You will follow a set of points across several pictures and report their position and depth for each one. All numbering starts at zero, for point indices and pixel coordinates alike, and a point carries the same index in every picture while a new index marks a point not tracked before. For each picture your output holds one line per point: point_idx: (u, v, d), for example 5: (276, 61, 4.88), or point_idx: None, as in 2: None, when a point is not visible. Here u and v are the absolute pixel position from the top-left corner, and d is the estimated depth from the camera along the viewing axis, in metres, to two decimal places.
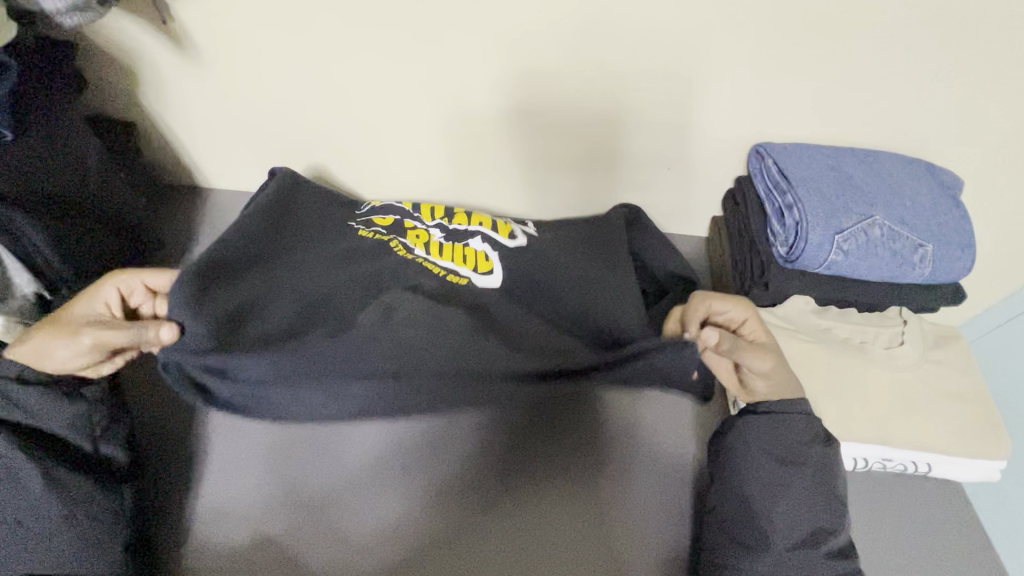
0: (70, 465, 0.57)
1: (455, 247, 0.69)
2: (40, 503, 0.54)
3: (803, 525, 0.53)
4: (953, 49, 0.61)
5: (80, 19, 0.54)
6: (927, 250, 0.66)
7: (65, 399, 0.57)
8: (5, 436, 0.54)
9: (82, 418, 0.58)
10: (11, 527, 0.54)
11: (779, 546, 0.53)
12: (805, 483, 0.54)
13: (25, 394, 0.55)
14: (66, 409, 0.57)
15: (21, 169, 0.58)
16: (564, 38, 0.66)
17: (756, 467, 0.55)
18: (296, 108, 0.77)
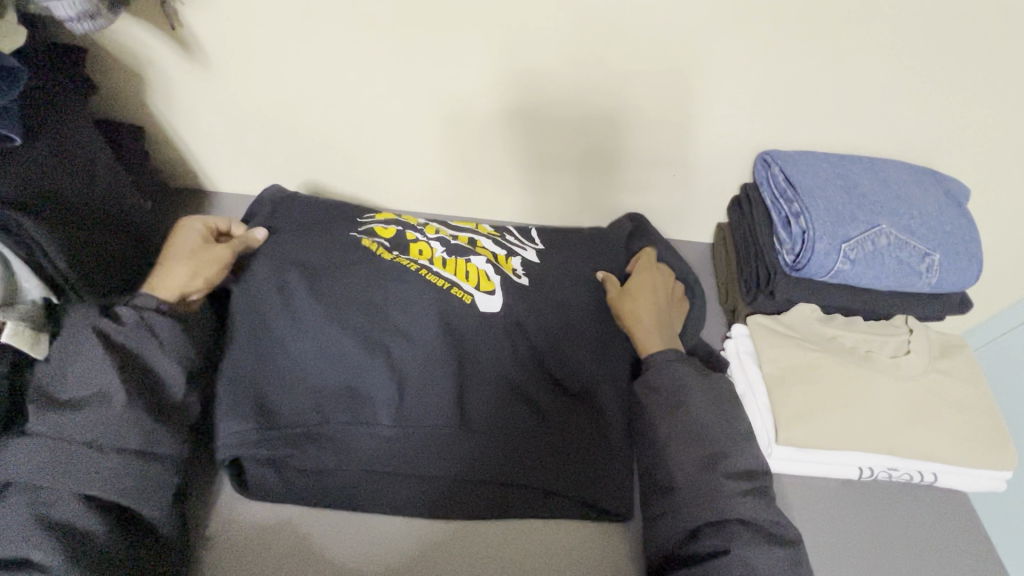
0: (161, 406, 0.57)
1: (459, 262, 0.70)
2: (128, 427, 0.54)
3: (694, 443, 0.59)
4: (960, 58, 0.62)
5: (91, 26, 0.54)
6: (934, 259, 0.66)
7: (172, 340, 0.59)
8: (107, 356, 0.55)
9: (186, 363, 0.60)
10: (83, 449, 0.53)
11: (689, 473, 0.58)
12: (699, 407, 0.61)
13: (136, 326, 0.58)
14: (177, 345, 0.59)
15: (30, 174, 0.58)
16: (573, 43, 0.66)
17: (653, 401, 0.63)
18: (303, 113, 0.77)
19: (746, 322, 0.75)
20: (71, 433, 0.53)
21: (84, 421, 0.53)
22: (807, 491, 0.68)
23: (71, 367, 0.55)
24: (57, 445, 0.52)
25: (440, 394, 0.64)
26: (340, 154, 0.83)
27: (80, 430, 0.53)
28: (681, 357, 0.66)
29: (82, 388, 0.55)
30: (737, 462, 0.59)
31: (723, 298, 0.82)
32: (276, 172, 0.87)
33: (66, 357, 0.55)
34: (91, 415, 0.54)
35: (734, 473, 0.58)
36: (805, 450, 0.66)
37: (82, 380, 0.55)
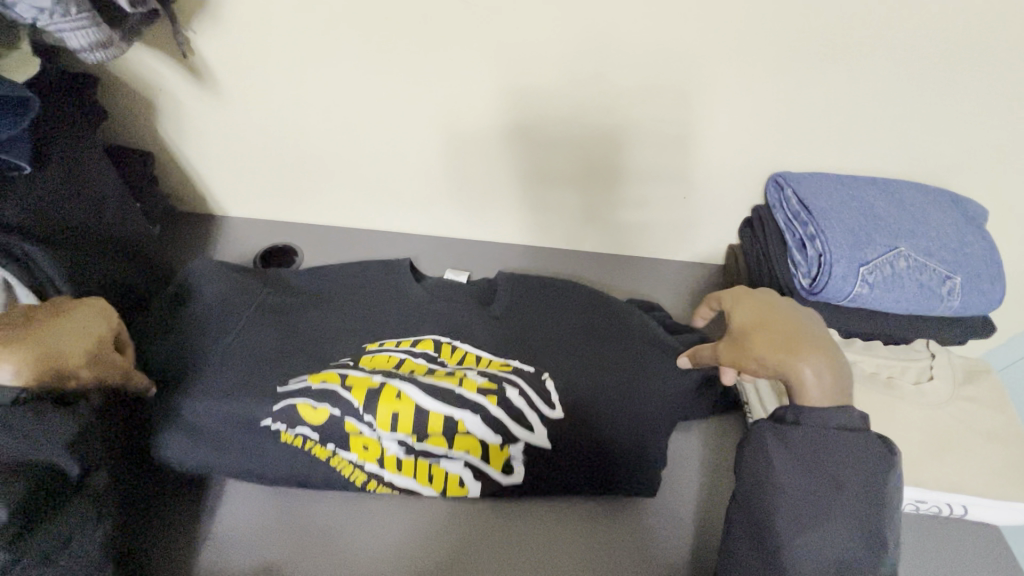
0: (45, 514, 0.47)
1: (469, 356, 0.65)
2: (18, 550, 0.45)
3: (842, 545, 0.46)
4: (972, 78, 0.61)
5: (104, 56, 0.55)
6: (955, 282, 0.64)
7: (44, 426, 0.48)
8: None
9: (66, 438, 0.49)
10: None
11: (808, 571, 0.46)
12: (847, 491, 0.47)
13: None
14: (46, 426, 0.48)
15: (39, 203, 0.58)
16: (580, 67, 0.66)
17: (787, 464, 0.49)
18: (311, 137, 0.78)
19: None
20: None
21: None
22: None
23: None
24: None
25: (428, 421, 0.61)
26: (347, 178, 0.83)
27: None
28: (833, 409, 0.51)
29: None
30: (881, 570, 0.46)
31: None
32: (284, 196, 0.87)
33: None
34: None
35: (862, 575, 0.46)
36: None
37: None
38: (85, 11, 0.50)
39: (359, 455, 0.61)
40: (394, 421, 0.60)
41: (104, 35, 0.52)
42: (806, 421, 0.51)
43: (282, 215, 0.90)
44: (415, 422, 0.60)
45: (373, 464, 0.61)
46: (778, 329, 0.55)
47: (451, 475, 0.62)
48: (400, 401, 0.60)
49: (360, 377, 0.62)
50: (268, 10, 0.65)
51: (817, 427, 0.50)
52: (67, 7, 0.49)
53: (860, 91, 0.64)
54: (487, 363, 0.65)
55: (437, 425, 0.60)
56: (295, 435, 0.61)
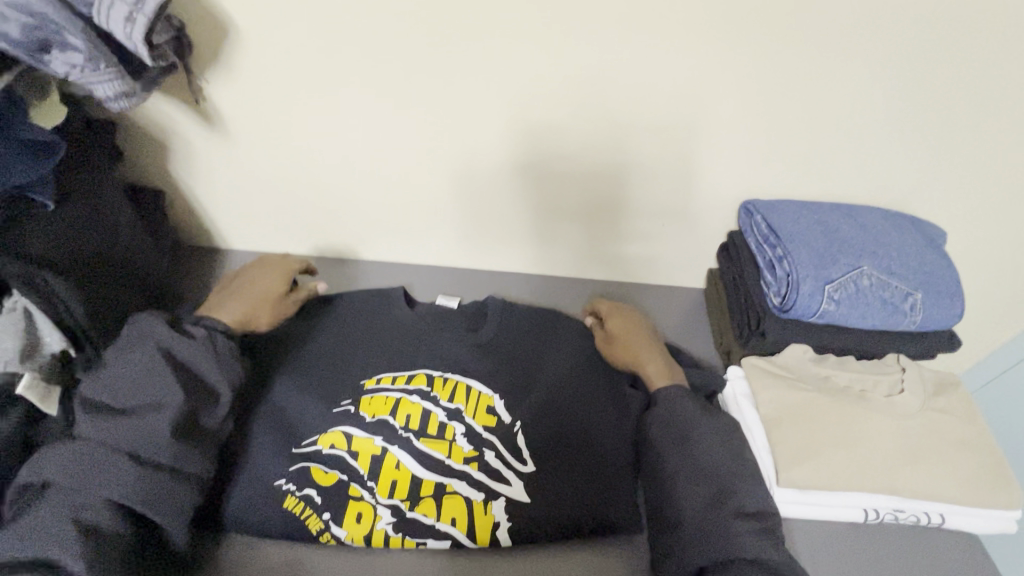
0: (196, 428, 0.60)
1: (461, 395, 0.70)
2: (162, 443, 0.57)
3: (713, 492, 0.59)
4: (915, 111, 0.68)
5: (127, 105, 0.60)
6: (916, 298, 0.68)
7: (225, 360, 0.64)
8: (166, 367, 0.60)
9: (233, 381, 0.64)
10: (115, 454, 0.56)
11: (693, 516, 0.59)
12: (706, 447, 0.62)
13: (200, 339, 0.64)
14: (223, 364, 0.64)
15: (64, 238, 0.63)
16: (561, 106, 0.72)
17: (657, 433, 0.65)
18: (314, 174, 0.83)
19: (740, 363, 0.77)
20: (110, 439, 0.56)
21: (120, 432, 0.57)
22: (814, 537, 0.66)
23: (119, 376, 0.60)
24: (97, 450, 0.56)
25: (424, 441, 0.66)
26: (346, 211, 0.88)
27: (114, 438, 0.56)
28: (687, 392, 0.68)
29: (143, 394, 0.59)
30: (746, 502, 0.59)
31: (718, 342, 0.85)
32: (287, 229, 0.92)
33: (115, 371, 0.60)
34: (136, 423, 0.57)
35: (744, 512, 0.58)
36: (806, 492, 0.66)
37: (130, 392, 0.59)
38: (112, 66, 0.55)
39: (350, 527, 0.62)
40: (393, 487, 0.64)
41: (128, 86, 0.58)
42: (668, 400, 0.67)
43: (284, 247, 0.95)
44: (410, 487, 0.64)
45: (364, 534, 0.62)
46: (630, 331, 0.78)
47: (459, 502, 0.63)
48: (399, 470, 0.65)
49: (364, 441, 0.66)
50: (275, 60, 0.71)
51: (675, 400, 0.67)
52: (98, 62, 0.54)
53: (817, 124, 0.70)
54: (476, 401, 0.69)
55: (429, 489, 0.64)
56: (296, 497, 0.64)
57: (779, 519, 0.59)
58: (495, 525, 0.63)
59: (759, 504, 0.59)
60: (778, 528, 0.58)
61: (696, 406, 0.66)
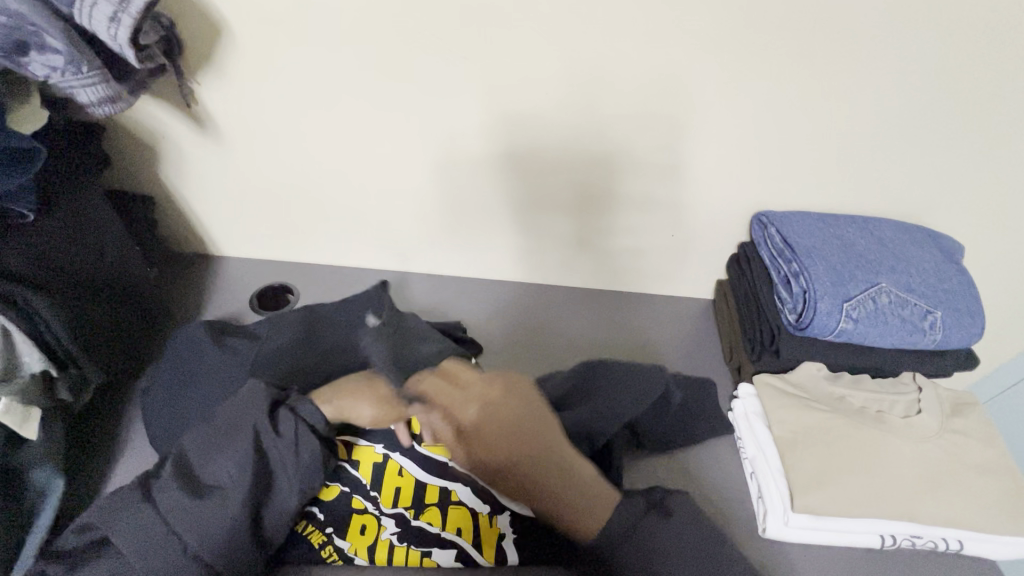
0: (258, 533, 0.52)
1: None
2: (210, 541, 0.49)
3: None
4: (935, 123, 0.66)
5: (111, 109, 0.57)
6: (936, 317, 0.66)
7: (309, 461, 0.53)
8: (249, 463, 0.51)
9: (309, 481, 0.53)
10: (175, 544, 0.49)
11: None
12: (660, 529, 0.53)
13: (288, 437, 0.53)
14: (300, 469, 0.53)
15: (40, 249, 0.59)
16: (569, 112, 0.70)
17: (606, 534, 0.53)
18: (312, 180, 0.80)
19: (751, 380, 0.74)
20: (175, 524, 0.49)
21: (194, 520, 0.49)
22: (830, 566, 0.64)
23: (218, 454, 0.52)
24: (159, 532, 0.49)
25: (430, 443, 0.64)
26: (346, 218, 0.85)
27: (182, 523, 0.49)
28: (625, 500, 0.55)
29: (217, 483, 0.51)
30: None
31: (727, 356, 0.82)
32: (283, 234, 0.88)
33: (221, 443, 0.53)
34: (163, 521, 0.49)
35: None
36: (822, 519, 0.63)
37: (220, 473, 0.52)
38: (95, 69, 0.52)
39: (353, 539, 0.60)
40: (396, 495, 0.61)
41: (114, 90, 0.55)
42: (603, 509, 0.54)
43: (280, 254, 0.91)
44: (415, 495, 0.61)
45: (368, 546, 0.59)
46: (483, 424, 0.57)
47: (463, 512, 0.60)
48: (403, 477, 0.62)
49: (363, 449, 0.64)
50: (272, 62, 0.68)
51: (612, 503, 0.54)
52: (79, 65, 0.51)
53: (835, 134, 0.68)
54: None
55: (434, 497, 0.61)
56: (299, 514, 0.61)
57: None
58: (500, 536, 0.60)
59: None
60: None
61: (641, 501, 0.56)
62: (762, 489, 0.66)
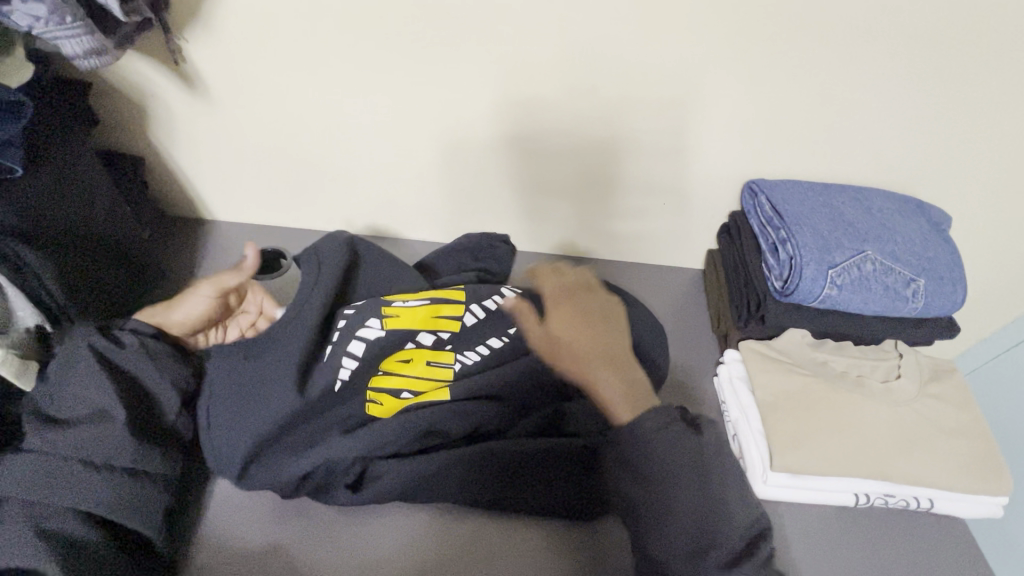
0: (151, 429, 0.59)
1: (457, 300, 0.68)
2: (111, 445, 0.55)
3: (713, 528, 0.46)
4: (931, 93, 0.65)
5: (97, 62, 0.56)
6: (919, 285, 0.67)
7: (168, 364, 0.61)
8: (106, 376, 0.57)
9: (177, 381, 0.61)
10: (75, 464, 0.54)
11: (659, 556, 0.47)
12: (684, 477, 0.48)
13: (135, 347, 0.59)
14: (168, 368, 0.60)
15: (28, 204, 0.59)
16: (560, 77, 0.68)
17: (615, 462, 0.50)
18: (302, 144, 0.80)
19: (737, 346, 0.76)
20: (65, 450, 0.54)
21: (79, 438, 0.54)
22: (806, 523, 0.66)
23: (66, 385, 0.56)
24: (52, 459, 0.53)
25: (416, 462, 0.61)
26: (336, 184, 0.84)
27: (67, 446, 0.54)
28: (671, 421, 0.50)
29: (80, 406, 0.56)
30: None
31: (715, 324, 0.83)
32: (273, 198, 0.88)
33: (61, 377, 0.57)
34: (53, 446, 0.54)
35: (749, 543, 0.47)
36: (800, 477, 0.65)
37: (74, 400, 0.56)
38: (80, 20, 0.51)
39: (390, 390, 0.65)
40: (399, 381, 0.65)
41: (99, 42, 0.54)
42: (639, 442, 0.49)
43: (270, 220, 0.91)
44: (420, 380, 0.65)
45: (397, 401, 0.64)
46: (592, 303, 0.57)
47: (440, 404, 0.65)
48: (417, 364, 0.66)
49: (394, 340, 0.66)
50: (259, 19, 0.67)
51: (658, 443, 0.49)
52: (63, 15, 0.50)
53: (829, 103, 0.67)
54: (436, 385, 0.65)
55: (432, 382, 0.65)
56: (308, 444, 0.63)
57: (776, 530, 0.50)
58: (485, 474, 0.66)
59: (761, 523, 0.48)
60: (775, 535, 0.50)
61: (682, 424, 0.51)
62: (743, 449, 0.69)
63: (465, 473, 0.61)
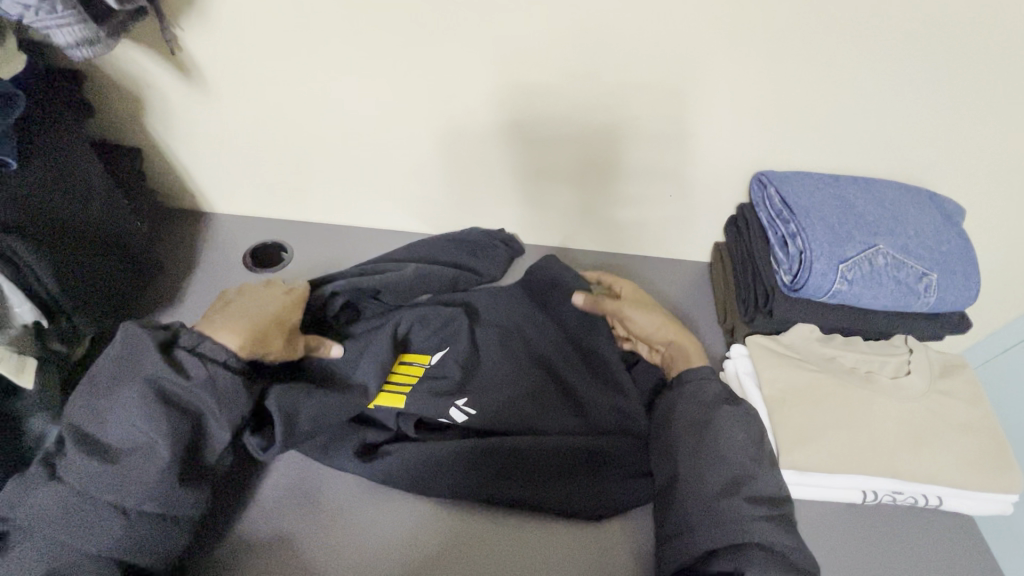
0: (192, 467, 0.55)
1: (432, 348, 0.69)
2: (145, 492, 0.52)
3: (736, 474, 0.57)
4: (949, 81, 0.63)
5: (90, 53, 0.55)
6: (932, 279, 0.66)
7: (230, 399, 0.55)
8: (154, 413, 0.52)
9: (235, 421, 0.55)
10: (101, 502, 0.51)
11: (702, 494, 0.56)
12: (726, 429, 0.60)
13: (197, 380, 0.54)
14: (229, 406, 0.55)
15: (23, 195, 0.58)
16: (565, 65, 0.67)
17: (677, 421, 0.62)
18: (302, 134, 0.78)
19: (744, 341, 0.75)
20: (95, 488, 0.51)
21: (107, 478, 0.51)
22: (812, 519, 0.66)
23: (118, 410, 0.53)
24: (76, 496, 0.51)
25: (419, 457, 0.62)
26: (337, 174, 0.83)
27: (102, 486, 0.51)
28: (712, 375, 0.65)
29: (123, 436, 0.52)
30: (759, 487, 0.56)
31: (722, 319, 0.82)
32: (273, 190, 0.86)
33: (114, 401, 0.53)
34: (80, 485, 0.51)
35: (755, 498, 0.56)
36: (807, 474, 0.65)
37: (123, 431, 0.52)
38: (70, 8, 0.50)
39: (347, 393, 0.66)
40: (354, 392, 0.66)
41: (91, 32, 0.53)
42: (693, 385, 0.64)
43: (271, 212, 0.90)
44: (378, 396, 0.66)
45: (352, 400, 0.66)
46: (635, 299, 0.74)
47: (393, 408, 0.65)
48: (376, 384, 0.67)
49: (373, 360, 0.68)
50: (255, 6, 0.65)
51: (700, 386, 0.63)
52: (53, 4, 0.49)
53: (843, 92, 0.65)
54: (406, 374, 0.68)
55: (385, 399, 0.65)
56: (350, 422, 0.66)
57: (791, 508, 0.57)
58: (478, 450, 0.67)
59: (778, 495, 0.57)
60: (790, 512, 0.56)
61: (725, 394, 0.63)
62: None
63: (467, 467, 0.62)
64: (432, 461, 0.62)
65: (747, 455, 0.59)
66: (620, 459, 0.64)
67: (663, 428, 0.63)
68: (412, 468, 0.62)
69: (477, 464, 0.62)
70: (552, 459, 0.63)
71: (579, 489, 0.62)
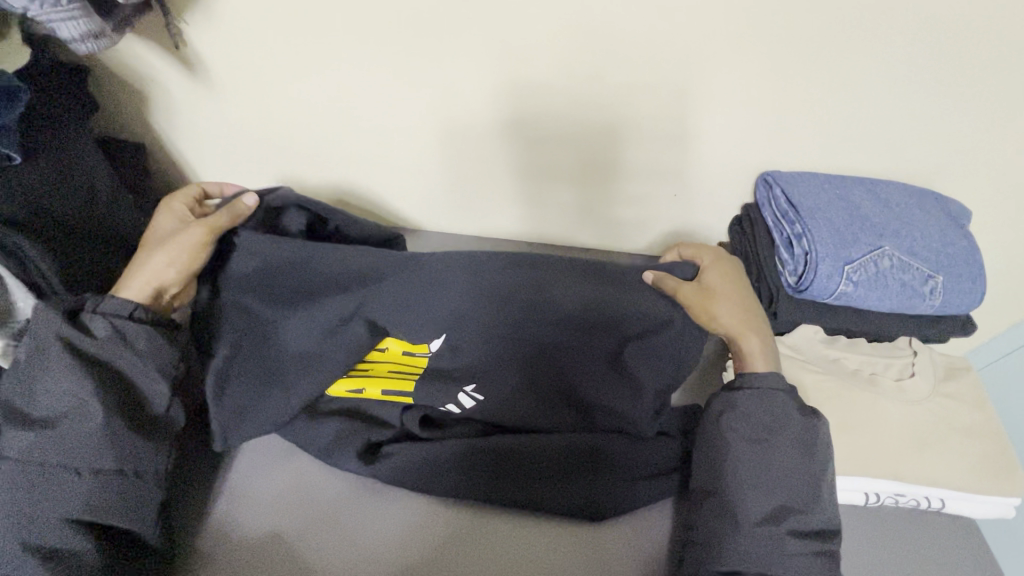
0: (139, 420, 0.57)
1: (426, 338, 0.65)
2: (95, 448, 0.54)
3: (786, 504, 0.55)
4: (957, 83, 0.62)
5: (95, 47, 0.55)
6: (937, 282, 0.65)
7: (153, 352, 0.58)
8: (81, 373, 0.54)
9: (166, 370, 0.58)
10: (56, 467, 0.53)
11: (746, 521, 0.54)
12: (783, 453, 0.56)
13: (108, 338, 0.56)
14: (153, 356, 0.58)
15: (24, 191, 0.59)
16: (569, 63, 0.66)
17: (733, 438, 0.57)
18: (305, 129, 0.78)
19: None
20: (43, 452, 0.53)
21: (58, 443, 0.53)
22: None
23: (41, 379, 0.54)
24: (28, 467, 0.53)
25: (434, 463, 0.63)
26: (340, 170, 0.83)
27: (50, 451, 0.53)
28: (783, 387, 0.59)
29: (56, 403, 0.54)
30: (811, 521, 0.54)
31: None
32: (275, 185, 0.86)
33: (35, 371, 0.54)
34: (32, 454, 0.53)
35: (800, 531, 0.54)
36: None
37: (54, 398, 0.54)
38: (75, 2, 0.49)
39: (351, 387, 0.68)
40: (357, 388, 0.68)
41: (96, 26, 0.52)
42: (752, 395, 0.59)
43: None
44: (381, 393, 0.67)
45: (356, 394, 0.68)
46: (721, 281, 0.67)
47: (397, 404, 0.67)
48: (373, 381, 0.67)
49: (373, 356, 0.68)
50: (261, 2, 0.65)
51: (761, 400, 0.58)
52: None
53: (848, 93, 0.65)
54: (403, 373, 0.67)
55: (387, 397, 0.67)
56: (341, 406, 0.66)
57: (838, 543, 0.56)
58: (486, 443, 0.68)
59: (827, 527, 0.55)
60: (833, 543, 0.55)
61: (798, 412, 0.58)
62: None
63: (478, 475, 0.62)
64: (442, 468, 0.62)
65: (802, 483, 0.56)
66: (627, 464, 0.63)
67: (708, 444, 0.59)
68: (422, 472, 0.62)
69: (490, 472, 0.62)
70: (573, 468, 0.62)
71: (591, 499, 0.61)
